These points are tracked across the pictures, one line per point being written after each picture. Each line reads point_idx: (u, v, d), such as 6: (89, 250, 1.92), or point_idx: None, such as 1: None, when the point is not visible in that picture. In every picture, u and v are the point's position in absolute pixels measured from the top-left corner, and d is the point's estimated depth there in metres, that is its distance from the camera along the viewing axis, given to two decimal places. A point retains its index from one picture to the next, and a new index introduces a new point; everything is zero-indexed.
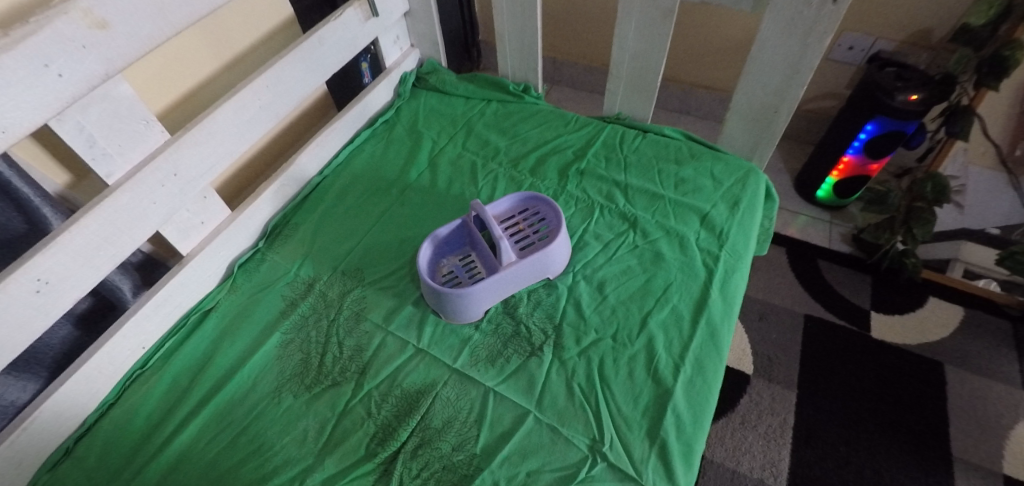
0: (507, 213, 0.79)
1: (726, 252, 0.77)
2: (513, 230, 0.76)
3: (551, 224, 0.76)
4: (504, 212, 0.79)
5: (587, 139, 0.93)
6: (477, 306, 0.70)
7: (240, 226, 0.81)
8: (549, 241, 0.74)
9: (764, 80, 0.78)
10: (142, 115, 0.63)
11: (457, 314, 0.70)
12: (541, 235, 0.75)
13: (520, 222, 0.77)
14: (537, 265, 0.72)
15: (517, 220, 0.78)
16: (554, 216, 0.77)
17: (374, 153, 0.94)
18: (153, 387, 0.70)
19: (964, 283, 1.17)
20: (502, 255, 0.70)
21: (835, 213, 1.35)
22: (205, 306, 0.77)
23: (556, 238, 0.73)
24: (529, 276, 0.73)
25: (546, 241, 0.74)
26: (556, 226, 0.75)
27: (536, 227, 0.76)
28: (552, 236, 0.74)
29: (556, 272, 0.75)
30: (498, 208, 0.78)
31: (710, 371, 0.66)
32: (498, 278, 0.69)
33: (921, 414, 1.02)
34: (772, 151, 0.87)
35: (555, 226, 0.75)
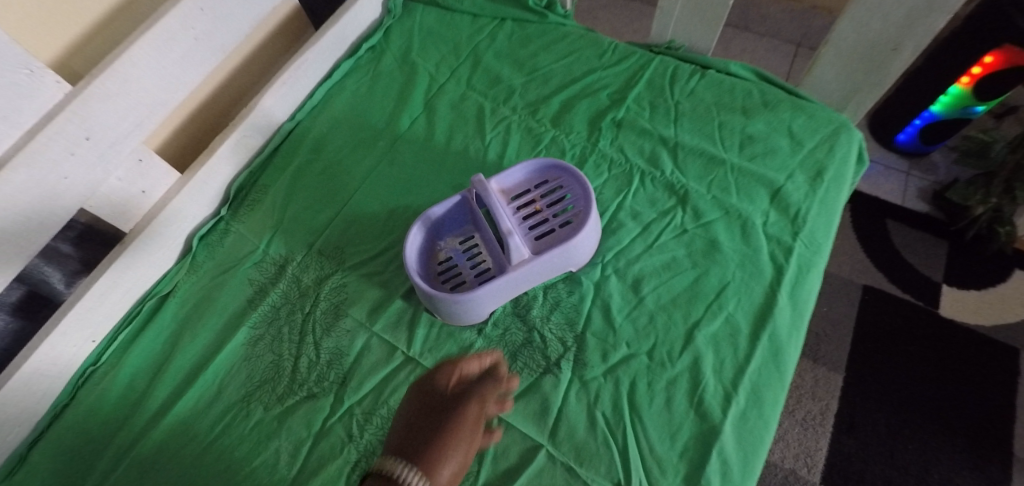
0: (522, 186, 0.62)
1: (801, 242, 0.60)
2: (528, 211, 0.60)
3: (577, 204, 0.59)
4: (518, 184, 0.62)
5: (627, 77, 0.73)
6: (480, 310, 0.57)
7: (194, 191, 0.65)
8: (573, 229, 0.58)
9: (890, 3, 0.56)
10: (24, 61, 0.45)
11: (456, 318, 0.57)
12: (563, 219, 0.59)
13: (537, 200, 0.61)
14: (555, 263, 0.56)
15: (534, 195, 0.61)
16: (581, 193, 0.59)
17: (358, 91, 0.75)
18: (107, 388, 0.60)
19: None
20: (510, 252, 0.55)
21: (914, 160, 1.13)
22: (161, 291, 0.65)
23: (583, 227, 0.57)
24: (546, 274, 0.58)
25: (569, 228, 0.58)
26: (584, 208, 0.59)
27: (557, 208, 0.60)
28: (577, 223, 0.58)
29: (580, 265, 0.60)
30: (510, 180, 0.62)
31: (769, 402, 0.53)
32: (505, 279, 0.55)
33: (985, 406, 0.90)
34: (875, 101, 0.67)
35: (582, 208, 0.59)
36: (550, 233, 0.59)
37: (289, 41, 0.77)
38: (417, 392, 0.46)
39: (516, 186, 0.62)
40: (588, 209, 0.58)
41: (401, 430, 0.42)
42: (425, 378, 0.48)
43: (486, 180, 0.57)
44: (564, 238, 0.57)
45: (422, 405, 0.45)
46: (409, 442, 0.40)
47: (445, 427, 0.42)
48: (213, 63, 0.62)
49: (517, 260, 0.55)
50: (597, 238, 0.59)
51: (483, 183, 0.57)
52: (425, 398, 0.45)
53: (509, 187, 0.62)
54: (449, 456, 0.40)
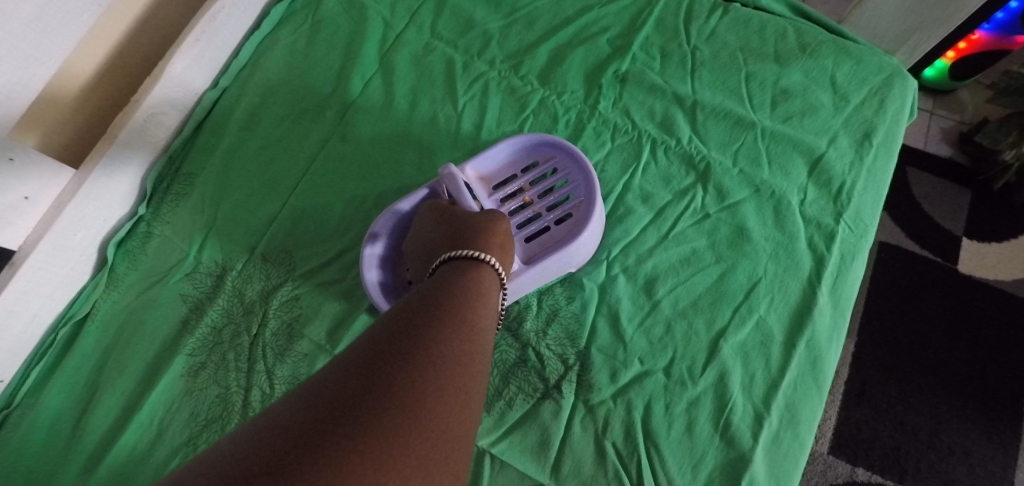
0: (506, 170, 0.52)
1: (845, 224, 0.50)
2: (516, 203, 0.51)
3: (574, 193, 0.50)
4: (502, 168, 0.52)
5: (630, 17, 0.58)
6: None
7: (99, 190, 0.52)
8: (572, 227, 0.49)
9: None
10: None
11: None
12: (558, 211, 0.50)
13: (526, 188, 0.52)
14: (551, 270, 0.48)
15: (523, 182, 0.52)
16: (579, 179, 0.50)
17: (297, 45, 0.60)
18: (24, 438, 0.50)
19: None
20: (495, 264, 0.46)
21: (941, 95, 1.01)
22: (77, 314, 0.54)
23: (584, 226, 0.47)
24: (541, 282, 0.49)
25: (567, 225, 0.49)
26: (584, 198, 0.49)
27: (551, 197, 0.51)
28: (576, 218, 0.49)
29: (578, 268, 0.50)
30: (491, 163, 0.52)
31: (806, 421, 0.46)
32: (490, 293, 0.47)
33: (1000, 366, 0.86)
34: (935, 42, 0.55)
35: (581, 199, 0.49)
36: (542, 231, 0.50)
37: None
38: (431, 220, 0.45)
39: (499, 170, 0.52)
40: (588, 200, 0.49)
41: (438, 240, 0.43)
42: (433, 204, 0.48)
43: (457, 171, 0.48)
44: (560, 240, 0.48)
45: (445, 217, 0.45)
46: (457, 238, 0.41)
47: (489, 221, 0.43)
48: (79, 20, 0.46)
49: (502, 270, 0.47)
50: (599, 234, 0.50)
51: (454, 174, 0.48)
52: (444, 214, 0.45)
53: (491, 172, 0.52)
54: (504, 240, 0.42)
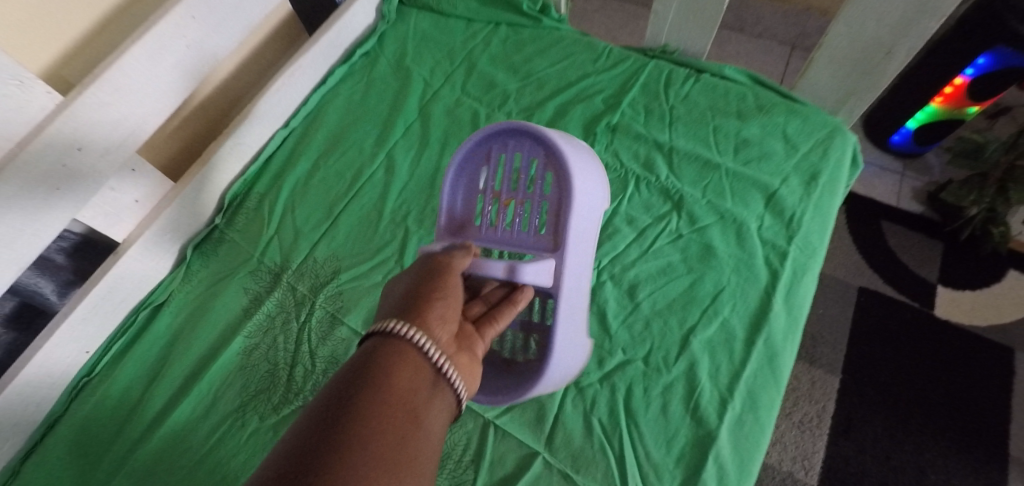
0: (473, 196, 0.59)
1: (796, 246, 0.60)
2: (504, 212, 0.58)
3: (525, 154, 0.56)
4: (464, 193, 0.59)
5: (621, 83, 0.73)
6: (574, 359, 0.53)
7: (188, 201, 0.65)
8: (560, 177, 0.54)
9: (884, 7, 0.56)
10: (11, 71, 0.45)
11: (551, 388, 0.53)
12: (536, 176, 0.56)
13: (494, 194, 0.58)
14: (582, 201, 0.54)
15: (489, 189, 0.58)
16: (520, 141, 0.55)
17: (353, 97, 0.75)
18: (101, 400, 0.60)
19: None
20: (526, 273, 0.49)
21: (909, 161, 1.13)
22: (155, 301, 0.64)
23: (571, 171, 0.53)
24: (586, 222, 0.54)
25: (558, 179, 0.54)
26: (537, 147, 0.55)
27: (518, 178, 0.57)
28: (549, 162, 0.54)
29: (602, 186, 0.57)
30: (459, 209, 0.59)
31: (766, 407, 0.53)
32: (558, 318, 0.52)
33: (981, 407, 0.89)
34: (867, 105, 0.67)
35: (536, 150, 0.55)
36: (539, 200, 0.56)
37: (281, 48, 0.77)
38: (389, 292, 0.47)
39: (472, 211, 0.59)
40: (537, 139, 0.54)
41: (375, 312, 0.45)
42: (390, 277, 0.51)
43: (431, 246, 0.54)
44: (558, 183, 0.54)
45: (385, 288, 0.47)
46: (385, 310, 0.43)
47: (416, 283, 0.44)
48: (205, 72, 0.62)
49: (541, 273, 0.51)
50: (576, 148, 0.55)
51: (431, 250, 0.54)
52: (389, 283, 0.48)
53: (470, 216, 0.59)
54: (434, 298, 0.42)
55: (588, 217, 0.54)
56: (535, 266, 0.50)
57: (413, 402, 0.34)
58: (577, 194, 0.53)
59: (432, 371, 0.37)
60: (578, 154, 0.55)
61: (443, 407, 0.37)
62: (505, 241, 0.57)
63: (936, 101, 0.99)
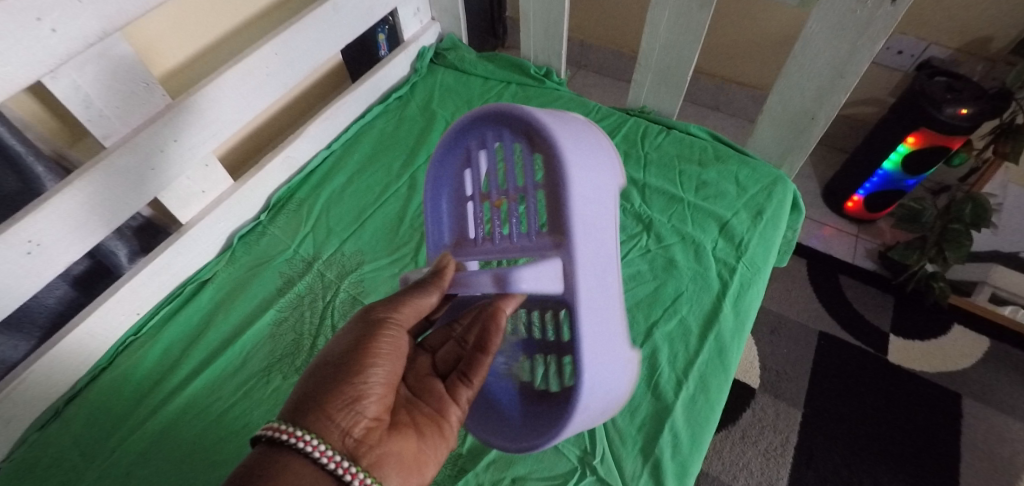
0: (460, 194, 0.67)
1: (744, 264, 0.72)
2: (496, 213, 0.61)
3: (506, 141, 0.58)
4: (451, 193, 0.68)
5: (606, 132, 0.89)
6: (607, 387, 0.52)
7: (242, 198, 0.78)
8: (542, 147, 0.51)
9: (804, 83, 0.74)
10: (143, 76, 0.61)
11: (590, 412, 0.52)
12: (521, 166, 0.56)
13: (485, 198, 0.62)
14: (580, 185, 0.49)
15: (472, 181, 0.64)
16: (492, 126, 0.58)
17: (385, 130, 0.92)
18: (144, 355, 0.69)
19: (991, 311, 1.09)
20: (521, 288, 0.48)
21: (863, 226, 1.28)
22: (202, 277, 0.76)
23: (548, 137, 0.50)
24: (590, 212, 0.50)
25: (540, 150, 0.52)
26: (512, 131, 0.55)
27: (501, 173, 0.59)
28: (528, 145, 0.54)
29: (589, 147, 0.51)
30: (453, 214, 0.68)
31: (715, 389, 0.62)
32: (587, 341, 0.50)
33: (933, 447, 0.96)
34: (803, 160, 0.83)
35: (512, 136, 0.56)
36: (523, 193, 0.56)
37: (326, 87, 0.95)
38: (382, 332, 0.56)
39: (471, 217, 0.67)
40: (510, 118, 0.55)
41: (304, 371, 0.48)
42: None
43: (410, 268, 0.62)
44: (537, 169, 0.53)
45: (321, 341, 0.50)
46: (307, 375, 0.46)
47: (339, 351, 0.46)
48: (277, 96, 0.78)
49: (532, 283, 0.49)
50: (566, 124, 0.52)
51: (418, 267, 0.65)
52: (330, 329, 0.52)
53: (465, 220, 0.67)
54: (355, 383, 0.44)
55: (591, 203, 0.49)
56: (532, 272, 0.48)
57: None
58: (569, 167, 0.49)
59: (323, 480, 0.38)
60: (562, 123, 0.52)
61: None
62: (501, 245, 0.60)
63: (848, 205, 1.25)
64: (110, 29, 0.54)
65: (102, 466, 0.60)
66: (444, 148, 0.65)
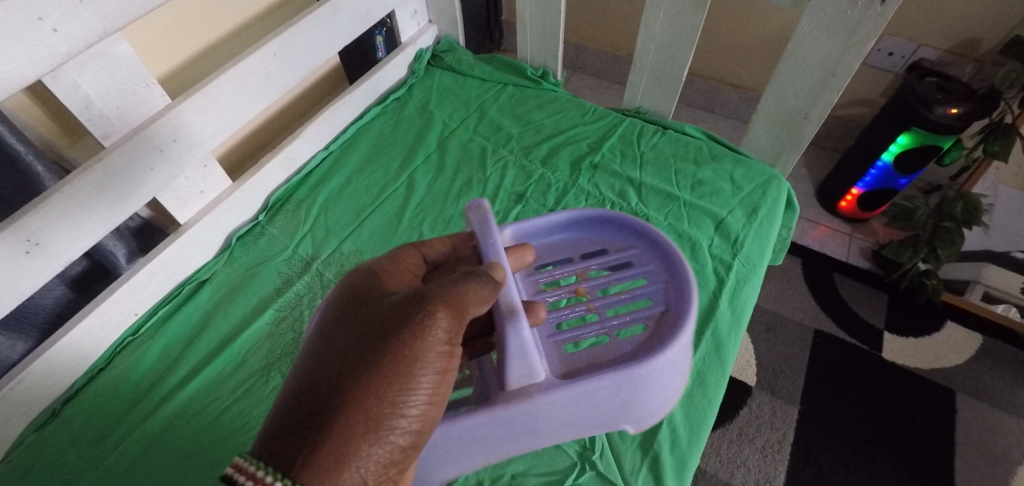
0: (560, 252, 0.71)
1: (739, 261, 0.73)
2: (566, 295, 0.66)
3: (653, 297, 0.64)
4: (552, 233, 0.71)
5: (602, 132, 0.90)
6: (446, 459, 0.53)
7: (240, 198, 0.79)
8: (668, 330, 0.58)
9: (797, 83, 0.75)
10: (143, 77, 0.62)
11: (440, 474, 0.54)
12: (643, 313, 0.62)
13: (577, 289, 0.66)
14: (638, 392, 0.55)
15: (579, 268, 0.68)
16: (658, 273, 0.66)
17: (383, 131, 0.92)
18: (141, 357, 0.68)
19: (983, 309, 1.11)
20: (508, 376, 0.51)
21: (857, 225, 1.29)
22: (201, 277, 0.76)
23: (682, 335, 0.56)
24: (606, 401, 0.55)
25: (664, 328, 0.59)
26: (665, 305, 0.62)
27: (624, 300, 0.64)
28: (657, 325, 0.60)
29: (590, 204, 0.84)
30: (545, 237, 0.71)
31: (712, 385, 0.63)
32: (516, 432, 0.53)
33: (928, 443, 0.97)
34: (796, 160, 0.85)
35: (660, 304, 0.62)
36: (608, 333, 0.61)
37: (317, 87, 0.97)
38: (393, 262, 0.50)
39: (552, 257, 0.70)
40: (677, 305, 0.60)
41: (320, 341, 0.42)
42: (363, 271, 0.47)
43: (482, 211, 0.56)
44: (643, 342, 0.59)
45: (346, 311, 0.43)
46: (316, 377, 0.38)
47: (372, 338, 0.39)
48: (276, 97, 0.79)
49: (527, 375, 0.51)
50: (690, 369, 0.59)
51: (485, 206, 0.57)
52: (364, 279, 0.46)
53: (546, 250, 0.71)
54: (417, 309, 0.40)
55: (636, 388, 0.55)
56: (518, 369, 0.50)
57: (364, 399, 0.36)
58: (655, 363, 0.54)
59: (383, 381, 0.37)
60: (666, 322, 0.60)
61: (385, 412, 0.37)
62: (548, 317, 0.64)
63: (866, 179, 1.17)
64: (111, 29, 0.54)
65: (99, 466, 0.59)
66: (621, 217, 0.69)
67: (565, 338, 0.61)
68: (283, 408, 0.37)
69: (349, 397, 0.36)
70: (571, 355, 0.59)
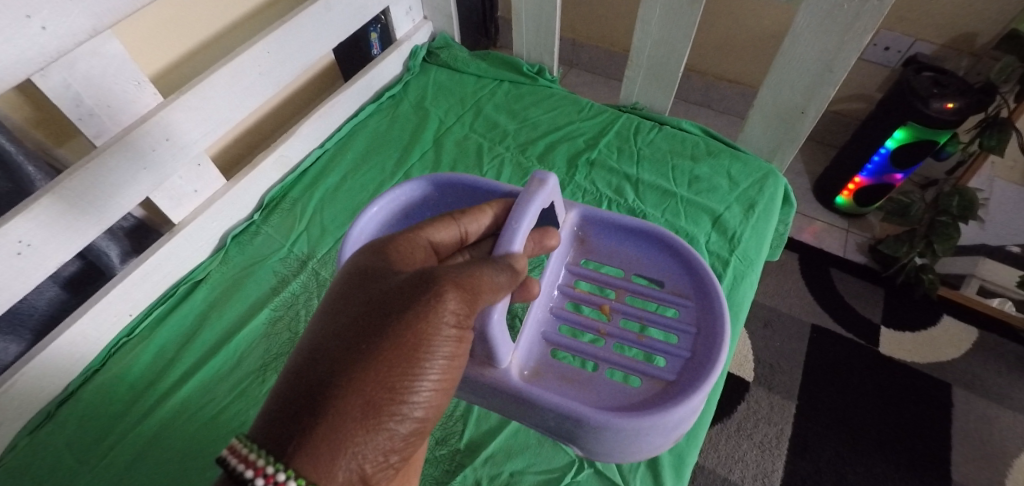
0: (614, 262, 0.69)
1: (736, 257, 0.73)
2: (599, 303, 0.66)
3: (669, 358, 0.60)
4: (616, 239, 0.69)
5: (598, 129, 0.90)
6: None
7: (235, 197, 0.78)
8: (660, 401, 0.54)
9: (793, 79, 0.75)
10: (134, 75, 0.61)
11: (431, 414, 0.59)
12: (648, 370, 0.58)
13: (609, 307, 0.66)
14: (594, 441, 0.52)
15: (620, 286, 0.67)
16: (687, 336, 0.61)
17: (378, 129, 0.92)
18: (136, 358, 0.68)
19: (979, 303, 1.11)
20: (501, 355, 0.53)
21: (853, 220, 1.29)
22: (196, 276, 0.75)
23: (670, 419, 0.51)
24: (551, 422, 0.54)
25: (657, 395, 0.55)
26: (672, 375, 0.58)
27: (637, 343, 0.62)
28: (650, 387, 0.57)
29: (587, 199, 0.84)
30: (608, 241, 0.69)
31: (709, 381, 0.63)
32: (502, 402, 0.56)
33: (925, 437, 0.97)
34: (793, 155, 0.85)
35: (670, 372, 0.58)
36: (599, 363, 0.61)
37: (312, 85, 0.97)
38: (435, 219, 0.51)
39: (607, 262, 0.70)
40: (679, 381, 0.56)
41: (323, 318, 0.41)
42: (372, 244, 0.46)
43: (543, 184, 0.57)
44: (625, 394, 0.56)
45: (351, 287, 0.42)
46: (319, 355, 0.37)
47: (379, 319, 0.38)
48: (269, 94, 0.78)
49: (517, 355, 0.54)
50: (662, 446, 0.53)
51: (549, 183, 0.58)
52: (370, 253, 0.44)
53: (602, 250, 0.70)
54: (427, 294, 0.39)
55: (582, 432, 0.52)
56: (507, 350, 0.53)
57: (369, 382, 0.36)
58: (609, 419, 0.50)
59: (390, 365, 0.37)
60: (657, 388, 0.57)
61: (389, 397, 0.36)
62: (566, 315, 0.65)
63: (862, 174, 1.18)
64: (101, 26, 0.54)
65: (95, 468, 0.59)
66: (693, 263, 0.63)
67: (559, 344, 0.63)
68: (285, 388, 0.36)
69: (355, 379, 0.36)
70: (556, 365, 0.61)
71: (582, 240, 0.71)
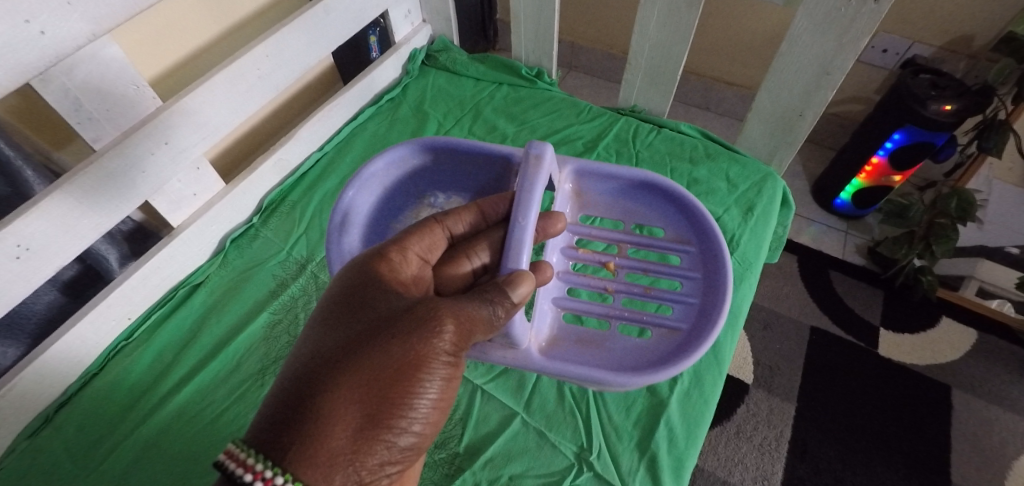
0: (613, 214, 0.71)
1: (735, 259, 0.73)
2: (602, 259, 0.69)
3: (676, 309, 0.64)
4: (614, 189, 0.69)
5: (597, 132, 0.90)
6: None
7: (234, 200, 0.78)
8: (674, 353, 0.58)
9: (792, 81, 0.75)
10: (133, 79, 0.61)
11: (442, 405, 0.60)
12: (660, 321, 0.63)
13: (613, 261, 0.69)
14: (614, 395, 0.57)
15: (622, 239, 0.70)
16: (694, 286, 0.65)
17: (377, 132, 0.92)
18: (134, 362, 0.68)
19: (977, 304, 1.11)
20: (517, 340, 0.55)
21: (852, 222, 1.29)
22: (194, 280, 0.75)
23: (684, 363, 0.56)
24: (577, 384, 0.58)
25: (670, 348, 0.60)
26: (684, 325, 0.62)
27: (645, 297, 0.66)
28: (663, 341, 0.61)
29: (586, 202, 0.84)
30: (605, 193, 0.70)
31: (709, 384, 0.63)
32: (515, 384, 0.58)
33: (924, 438, 0.98)
34: (792, 157, 0.85)
35: (681, 322, 0.62)
36: (611, 320, 0.65)
37: (311, 88, 0.97)
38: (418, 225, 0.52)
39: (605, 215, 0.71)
40: (690, 332, 0.60)
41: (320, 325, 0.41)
42: (369, 253, 0.46)
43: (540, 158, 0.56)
44: (637, 350, 0.61)
45: (350, 299, 0.41)
46: (314, 365, 0.37)
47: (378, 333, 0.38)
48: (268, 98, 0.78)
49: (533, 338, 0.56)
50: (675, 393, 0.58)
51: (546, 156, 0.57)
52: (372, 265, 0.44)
53: (599, 204, 0.71)
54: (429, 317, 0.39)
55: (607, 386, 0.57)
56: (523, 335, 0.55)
57: (364, 398, 0.36)
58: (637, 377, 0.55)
59: (387, 382, 0.37)
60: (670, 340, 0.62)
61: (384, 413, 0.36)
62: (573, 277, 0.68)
63: (860, 177, 1.18)
64: (100, 31, 0.54)
65: (93, 473, 0.59)
66: (696, 209, 0.65)
67: (570, 309, 0.66)
68: (279, 394, 0.36)
69: (350, 394, 0.36)
70: (568, 328, 0.65)
71: (579, 193, 0.70)
